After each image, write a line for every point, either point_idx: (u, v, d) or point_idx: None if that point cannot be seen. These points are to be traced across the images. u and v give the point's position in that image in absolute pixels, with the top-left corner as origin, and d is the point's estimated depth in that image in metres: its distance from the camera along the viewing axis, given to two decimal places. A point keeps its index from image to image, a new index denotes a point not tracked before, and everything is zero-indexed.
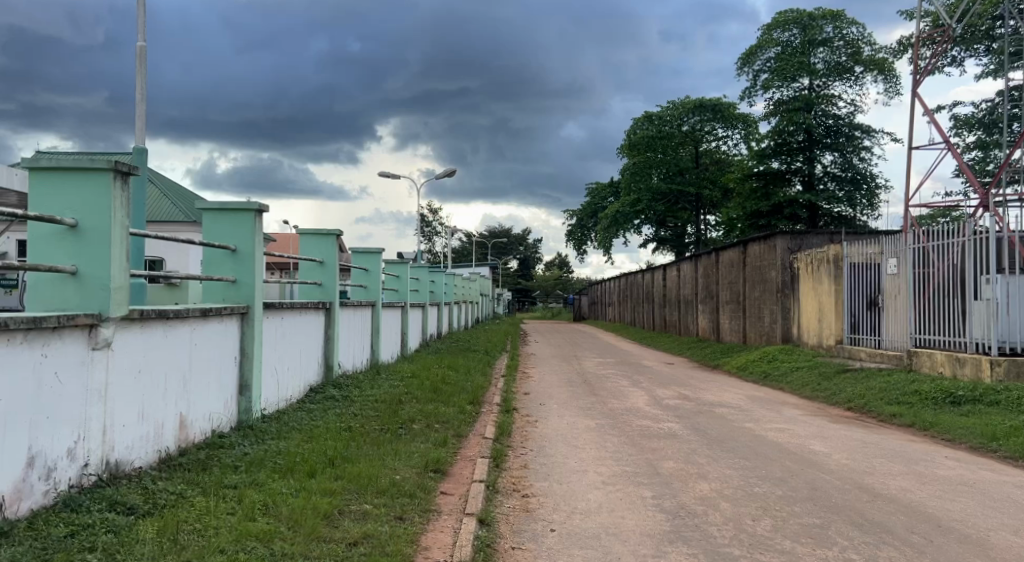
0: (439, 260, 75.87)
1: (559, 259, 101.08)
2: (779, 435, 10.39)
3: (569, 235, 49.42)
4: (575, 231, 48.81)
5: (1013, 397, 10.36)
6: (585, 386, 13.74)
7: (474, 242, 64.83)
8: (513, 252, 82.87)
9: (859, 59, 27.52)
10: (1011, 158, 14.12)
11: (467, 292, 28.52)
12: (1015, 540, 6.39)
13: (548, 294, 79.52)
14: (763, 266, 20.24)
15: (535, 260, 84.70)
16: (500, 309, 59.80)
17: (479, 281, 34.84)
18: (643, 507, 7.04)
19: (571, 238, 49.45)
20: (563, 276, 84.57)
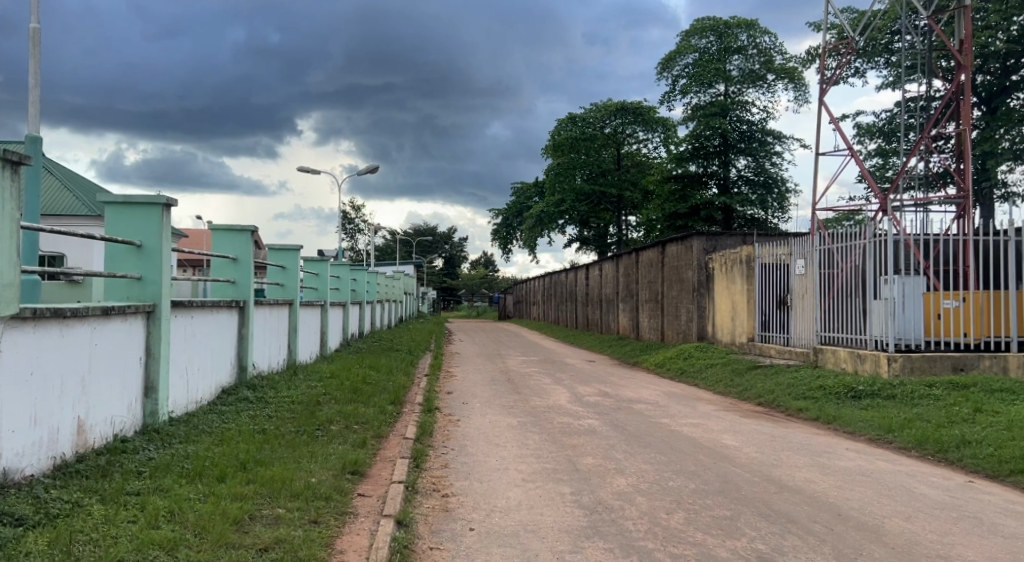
0: (361, 258, 75.02)
1: (483, 257, 101.15)
2: (693, 429, 10.75)
3: (494, 234, 49.55)
4: (499, 229, 48.88)
5: (908, 391, 10.98)
6: (507, 384, 13.90)
7: (397, 241, 64.38)
8: (437, 251, 82.57)
9: (771, 67, 28.49)
10: (908, 166, 14.93)
11: (390, 291, 28.29)
12: (908, 526, 6.82)
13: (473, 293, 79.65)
14: (679, 266, 20.83)
15: (460, 258, 84.54)
16: (424, 308, 59.53)
17: (402, 279, 34.54)
18: (561, 503, 7.22)
19: (496, 237, 49.57)
20: (488, 275, 84.80)
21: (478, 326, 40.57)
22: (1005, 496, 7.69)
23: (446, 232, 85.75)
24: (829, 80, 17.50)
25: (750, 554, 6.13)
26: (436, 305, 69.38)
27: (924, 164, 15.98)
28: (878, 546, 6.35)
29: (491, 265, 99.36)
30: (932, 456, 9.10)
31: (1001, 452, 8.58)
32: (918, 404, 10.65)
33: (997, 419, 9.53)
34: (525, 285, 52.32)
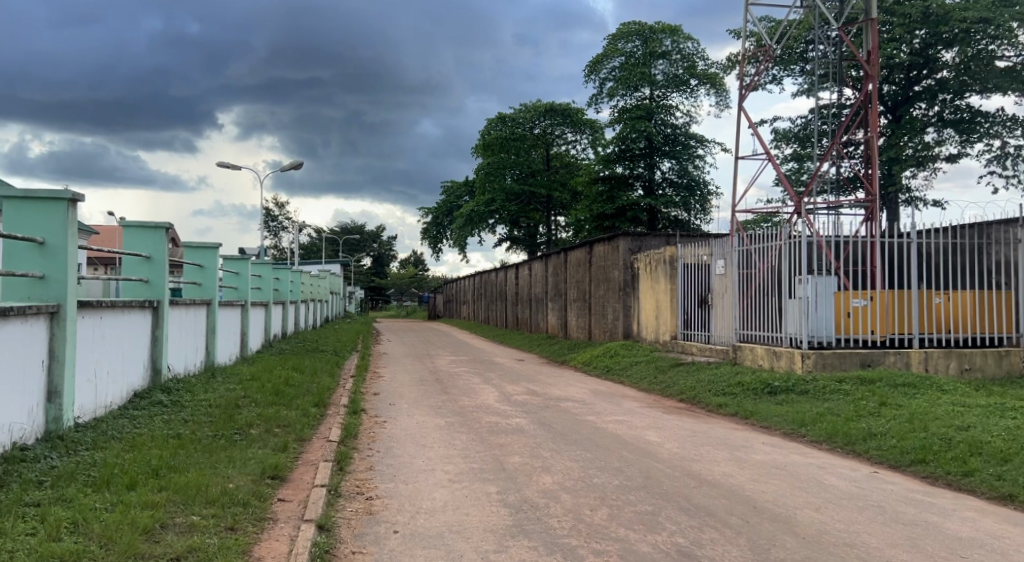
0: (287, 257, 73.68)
1: (412, 256, 100.54)
2: (618, 426, 10.99)
3: (423, 233, 49.33)
4: (429, 228, 48.67)
5: (820, 386, 11.44)
6: (435, 384, 13.92)
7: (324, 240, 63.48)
8: (365, 249, 81.63)
9: (694, 72, 29.23)
10: (820, 171, 15.55)
11: (315, 290, 27.87)
12: (818, 516, 7.13)
13: (402, 293, 79.16)
14: (606, 266, 21.17)
15: (389, 257, 83.81)
16: (351, 307, 58.82)
17: (328, 279, 34.11)
18: (487, 502, 7.31)
19: (425, 236, 49.33)
20: (418, 275, 84.35)
21: (405, 325, 40.40)
22: (907, 485, 8.08)
23: (374, 229, 84.87)
24: (749, 86, 18.05)
25: (671, 549, 6.32)
26: (363, 305, 68.63)
27: (836, 169, 16.67)
28: (790, 536, 6.61)
29: (419, 265, 98.87)
30: (841, 448, 9.50)
31: (903, 443, 9.02)
32: (830, 399, 11.10)
33: (899, 412, 10.02)
34: (455, 284, 52.29)
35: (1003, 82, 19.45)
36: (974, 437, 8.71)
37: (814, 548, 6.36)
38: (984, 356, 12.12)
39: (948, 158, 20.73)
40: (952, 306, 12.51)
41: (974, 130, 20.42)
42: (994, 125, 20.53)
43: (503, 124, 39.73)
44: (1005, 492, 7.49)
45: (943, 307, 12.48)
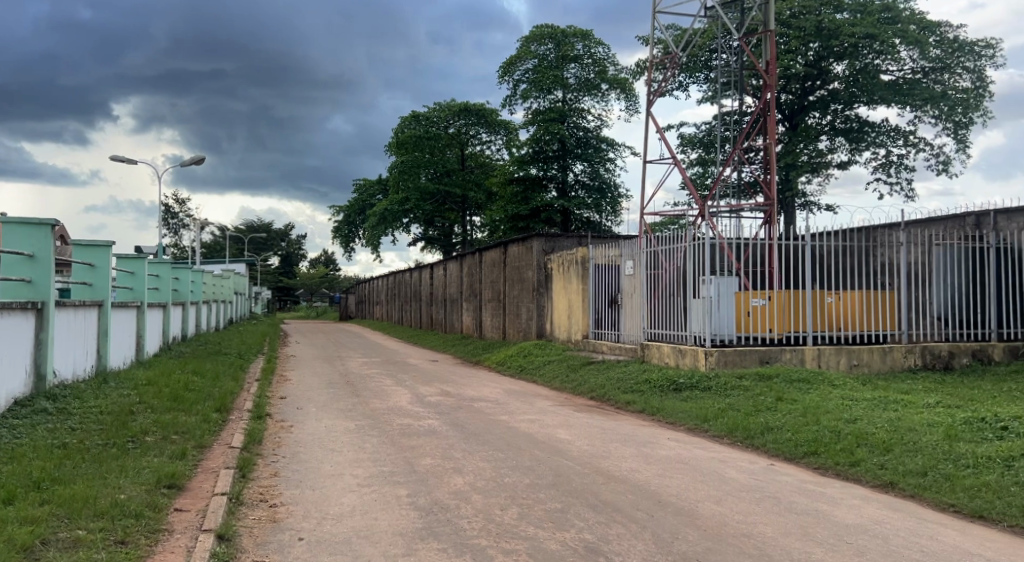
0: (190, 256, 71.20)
1: (322, 256, 98.69)
2: (530, 425, 11.11)
3: (335, 232, 48.57)
4: (341, 227, 47.94)
5: (722, 382, 11.82)
6: (345, 387, 13.74)
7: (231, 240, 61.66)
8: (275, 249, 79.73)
9: (605, 77, 29.71)
10: (722, 176, 16.03)
11: (219, 291, 27.00)
12: (718, 509, 7.38)
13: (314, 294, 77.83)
14: (520, 266, 21.35)
15: (299, 257, 82.05)
16: (258, 309, 57.29)
17: (233, 279, 33.10)
18: (397, 506, 7.28)
19: (337, 235, 48.57)
20: (330, 276, 82.96)
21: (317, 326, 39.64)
22: (799, 476, 8.43)
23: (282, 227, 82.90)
24: (656, 92, 18.50)
25: (578, 546, 6.44)
26: (271, 306, 67.06)
27: (737, 174, 17.26)
28: (692, 529, 6.84)
29: (331, 265, 97.21)
30: (740, 443, 9.85)
31: (797, 436, 9.43)
32: (731, 394, 11.49)
33: (795, 407, 10.46)
34: (368, 284, 51.53)
35: (887, 95, 20.56)
36: (860, 429, 9.16)
37: (715, 539, 6.58)
38: (870, 352, 12.77)
39: (839, 165, 21.79)
40: (843, 305, 13.11)
41: (862, 139, 21.64)
42: (880, 135, 21.72)
43: (417, 123, 39.51)
44: (887, 479, 7.88)
45: (834, 306, 13.07)
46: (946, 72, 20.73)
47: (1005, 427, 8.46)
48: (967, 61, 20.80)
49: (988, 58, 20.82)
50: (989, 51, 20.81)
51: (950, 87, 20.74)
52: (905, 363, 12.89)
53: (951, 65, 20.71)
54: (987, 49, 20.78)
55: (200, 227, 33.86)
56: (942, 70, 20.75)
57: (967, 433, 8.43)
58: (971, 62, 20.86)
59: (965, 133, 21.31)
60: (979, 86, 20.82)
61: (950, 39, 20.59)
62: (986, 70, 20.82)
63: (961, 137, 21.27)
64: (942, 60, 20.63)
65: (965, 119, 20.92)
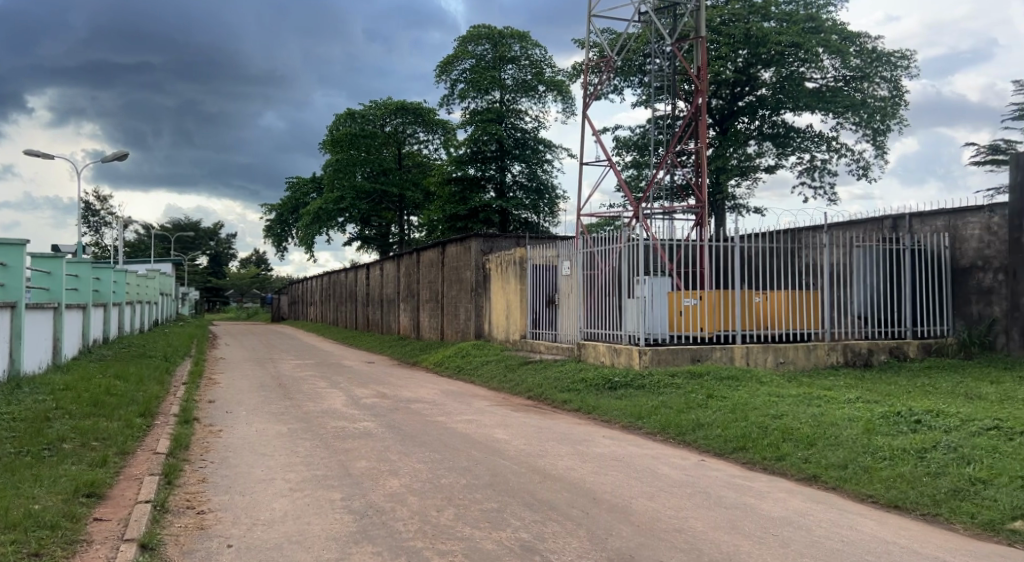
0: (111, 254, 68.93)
1: (254, 255, 96.80)
2: (467, 425, 11.09)
3: (268, 231, 47.69)
4: (273, 226, 47.14)
5: (656, 380, 11.99)
6: (278, 390, 13.50)
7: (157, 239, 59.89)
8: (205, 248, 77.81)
9: (542, 78, 29.89)
10: (656, 179, 16.29)
11: (143, 292, 26.16)
12: (651, 505, 7.48)
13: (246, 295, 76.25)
14: (458, 266, 21.33)
15: (229, 257, 80.17)
16: (184, 310, 55.77)
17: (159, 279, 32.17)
18: (331, 510, 7.19)
19: (270, 235, 47.71)
20: (263, 277, 81.36)
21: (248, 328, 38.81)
22: (729, 470, 8.61)
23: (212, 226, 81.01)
24: (591, 95, 18.70)
25: (514, 545, 6.45)
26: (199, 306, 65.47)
27: (670, 176, 17.56)
28: (626, 525, 6.92)
29: (263, 265, 95.49)
30: (673, 439, 10.02)
31: (727, 432, 9.63)
32: (664, 392, 11.66)
33: (724, 403, 10.69)
34: (301, 285, 50.74)
35: (811, 102, 21.19)
36: (786, 424, 9.41)
37: (648, 535, 6.68)
38: (795, 350, 13.15)
39: (767, 168, 22.32)
40: (771, 305, 13.42)
41: (788, 144, 22.20)
42: (805, 140, 22.34)
43: (352, 121, 39.11)
44: (810, 472, 8.11)
45: (763, 306, 13.38)
46: (866, 81, 21.48)
47: (919, 420, 8.78)
48: (885, 71, 21.59)
49: (903, 68, 21.68)
50: (904, 62, 21.65)
51: (869, 94, 21.47)
52: (828, 360, 13.31)
53: (869, 74, 21.46)
54: (903, 59, 21.61)
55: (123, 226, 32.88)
56: (862, 78, 21.48)
57: (885, 427, 8.74)
58: (888, 72, 21.69)
59: (883, 139, 22.11)
60: (896, 95, 21.66)
61: (869, 49, 21.34)
62: (901, 80, 21.68)
63: (879, 144, 22.06)
64: (862, 69, 21.38)
65: (883, 127, 21.76)
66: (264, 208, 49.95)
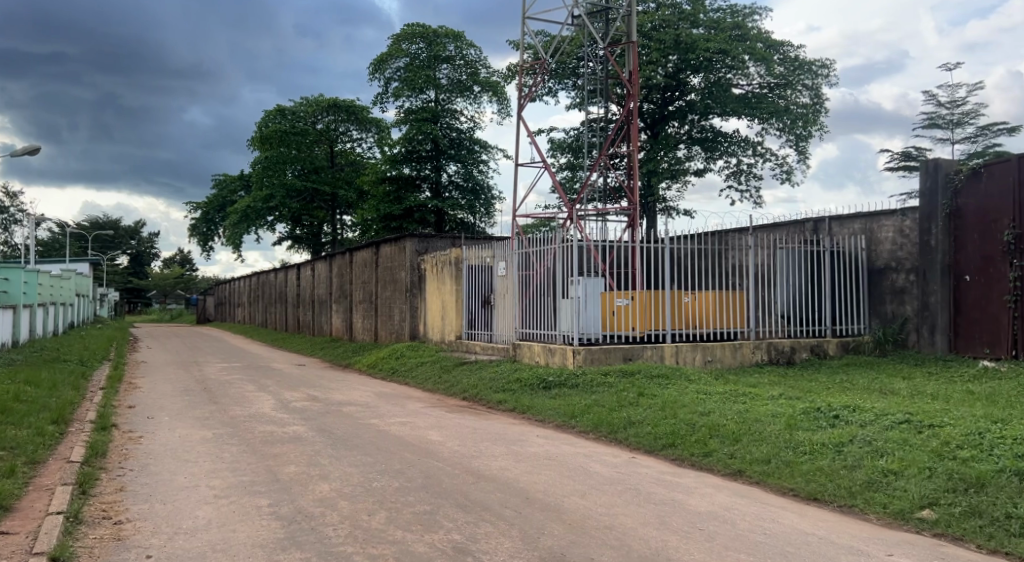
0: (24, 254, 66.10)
1: (180, 254, 94.17)
2: (400, 428, 10.98)
3: (194, 231, 46.38)
4: (199, 225, 45.89)
5: (588, 379, 12.06)
6: (203, 394, 13.14)
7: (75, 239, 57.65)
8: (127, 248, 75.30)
9: (477, 79, 29.92)
10: (589, 180, 16.37)
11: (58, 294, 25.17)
12: (582, 503, 7.51)
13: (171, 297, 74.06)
14: (392, 267, 21.12)
15: (152, 257, 77.72)
16: (103, 311, 53.80)
17: (76, 280, 30.92)
18: (257, 516, 7.03)
19: (196, 234, 46.40)
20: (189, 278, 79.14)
21: (173, 330, 37.67)
22: (658, 468, 8.71)
23: (134, 225, 78.34)
24: (526, 97, 18.72)
25: (446, 546, 6.40)
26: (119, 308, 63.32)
27: (604, 179, 17.72)
28: (558, 524, 6.92)
29: (187, 265, 93.00)
30: (605, 437, 10.09)
31: (656, 429, 9.74)
32: (596, 391, 11.74)
33: (655, 401, 10.81)
34: (229, 285, 49.52)
35: (738, 107, 21.69)
36: (713, 421, 9.56)
37: (579, 533, 6.70)
38: (722, 348, 13.42)
39: (695, 172, 22.67)
40: (698, 305, 13.64)
41: (716, 148, 22.65)
42: (732, 145, 22.82)
43: (282, 118, 38.11)
44: (735, 467, 8.26)
45: (691, 306, 13.58)
46: (789, 88, 22.04)
47: (837, 416, 9.03)
48: (806, 78, 22.18)
49: (823, 77, 22.32)
50: (825, 71, 22.29)
51: (792, 102, 22.08)
52: (753, 358, 13.62)
53: (792, 82, 22.02)
54: (824, 68, 22.25)
55: (36, 223, 31.33)
56: (785, 86, 22.05)
57: (805, 422, 8.96)
58: (810, 80, 22.30)
59: (804, 145, 22.75)
60: (817, 102, 22.31)
61: (791, 57, 21.92)
62: (821, 88, 22.34)
63: (802, 149, 22.68)
64: (785, 77, 21.94)
65: (805, 133, 22.36)
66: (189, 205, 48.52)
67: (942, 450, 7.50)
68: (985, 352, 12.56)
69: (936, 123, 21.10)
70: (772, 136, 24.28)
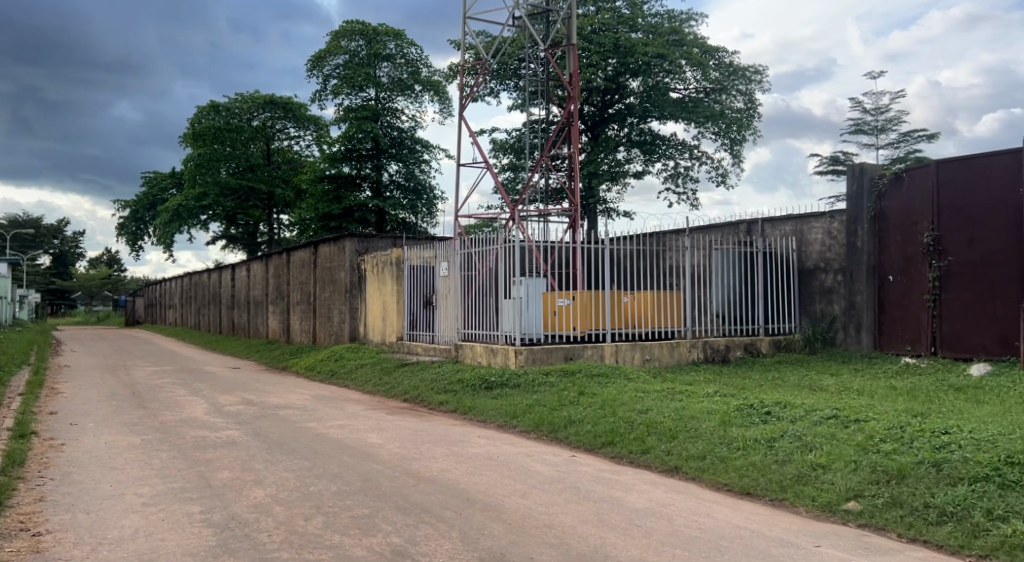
0: None
1: (109, 254, 91.33)
2: (339, 431, 10.79)
3: (123, 229, 44.91)
4: (127, 224, 44.46)
5: (530, 379, 12.04)
6: (131, 399, 12.72)
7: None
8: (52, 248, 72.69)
9: (418, 78, 29.77)
10: (531, 181, 16.33)
11: None
12: (523, 502, 7.47)
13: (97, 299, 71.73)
14: (331, 267, 20.82)
15: (78, 257, 75.14)
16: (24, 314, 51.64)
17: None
18: (188, 524, 6.81)
19: (125, 232, 44.95)
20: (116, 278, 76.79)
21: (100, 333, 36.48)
22: (598, 465, 8.73)
23: (60, 225, 75.70)
24: (468, 97, 18.62)
25: (385, 550, 6.28)
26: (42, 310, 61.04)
27: (545, 180, 17.77)
28: (498, 524, 6.87)
29: (116, 266, 90.28)
30: (546, 437, 10.08)
31: (596, 427, 9.76)
32: (538, 390, 11.73)
33: (595, 400, 10.84)
34: (160, 286, 48.15)
35: (675, 111, 22.04)
36: (651, 419, 9.63)
37: (520, 532, 6.65)
38: (660, 347, 13.55)
39: (635, 174, 22.87)
40: (637, 305, 13.75)
41: (654, 150, 22.89)
42: (670, 147, 23.12)
43: (217, 114, 37.03)
44: (672, 464, 8.33)
45: (630, 306, 13.68)
46: (724, 93, 22.44)
47: (769, 412, 9.18)
48: (740, 84, 22.63)
49: (756, 83, 22.81)
50: (757, 77, 22.78)
51: (726, 106, 22.49)
52: (689, 356, 13.81)
53: (727, 87, 22.42)
54: (757, 74, 22.74)
55: None
56: (720, 91, 22.43)
57: (739, 418, 9.08)
58: (744, 85, 22.76)
59: (739, 149, 23.16)
60: (750, 107, 22.79)
61: (726, 63, 22.32)
62: (755, 93, 22.83)
63: (736, 153, 23.10)
64: (720, 82, 22.31)
65: (740, 137, 22.81)
66: (117, 204, 46.95)
67: (867, 444, 7.66)
68: (907, 348, 12.98)
69: (861, 129, 21.71)
70: (707, 140, 24.64)
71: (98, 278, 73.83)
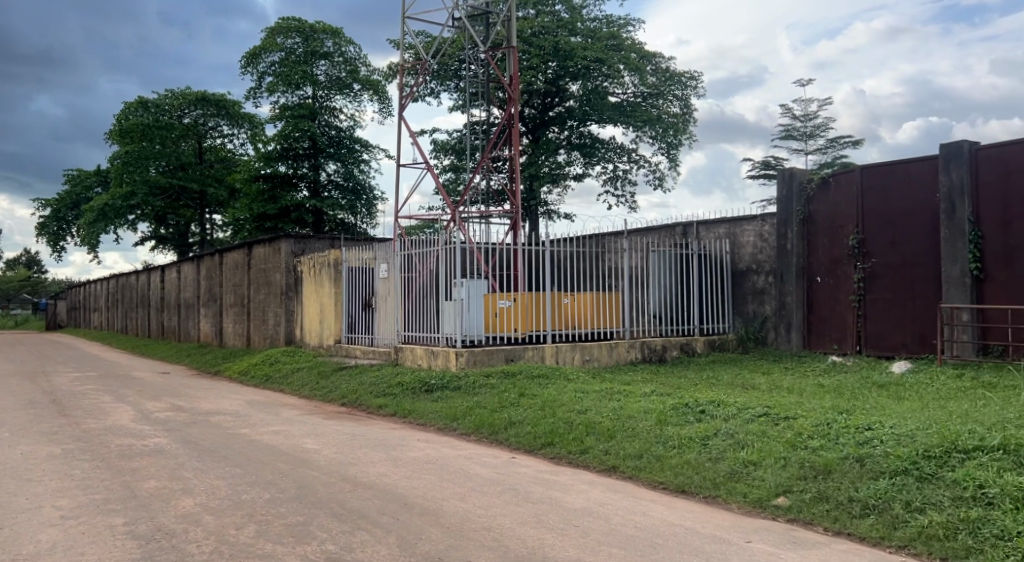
0: None
1: (30, 256, 88.11)
2: (274, 437, 10.52)
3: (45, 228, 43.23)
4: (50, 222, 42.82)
5: (471, 380, 11.94)
6: (52, 407, 12.19)
7: None
8: None
9: (356, 77, 29.41)
10: (472, 182, 16.22)
11: None
12: (462, 506, 7.37)
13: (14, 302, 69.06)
14: (266, 268, 20.37)
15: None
16: None
17: None
18: (111, 537, 6.53)
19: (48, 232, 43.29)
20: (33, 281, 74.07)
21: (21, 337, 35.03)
22: (537, 466, 8.68)
23: None
24: (408, 97, 18.40)
25: (319, 558, 6.12)
26: None
27: (485, 181, 17.68)
28: (436, 528, 6.76)
29: (36, 268, 87.11)
30: (485, 439, 10.00)
31: (536, 429, 9.71)
32: (478, 392, 11.64)
33: (535, 401, 10.80)
34: (85, 288, 46.51)
35: (614, 115, 22.18)
36: (589, 419, 9.63)
37: (457, 536, 6.56)
38: (599, 348, 13.60)
39: (574, 177, 22.97)
40: (575, 306, 13.76)
41: (594, 153, 23.01)
42: (608, 151, 23.29)
43: (144, 110, 36.02)
44: (609, 463, 8.33)
45: (570, 307, 13.69)
46: (660, 98, 22.73)
47: (703, 411, 9.26)
48: (676, 89, 22.94)
49: (693, 88, 23.15)
50: (693, 82, 23.11)
51: (663, 111, 22.78)
52: (628, 356, 13.88)
53: (663, 92, 22.71)
54: (693, 80, 23.07)
55: None
56: (657, 96, 22.71)
57: (675, 418, 9.14)
58: (680, 91, 23.08)
59: (675, 153, 23.46)
60: (686, 112, 23.12)
61: (663, 69, 22.62)
62: (691, 99, 23.18)
63: (673, 157, 23.39)
64: (657, 87, 22.58)
65: (676, 141, 23.11)
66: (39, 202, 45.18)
67: (795, 441, 7.78)
68: (834, 347, 13.29)
69: (791, 135, 22.21)
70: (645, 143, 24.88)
71: (15, 281, 72.03)
